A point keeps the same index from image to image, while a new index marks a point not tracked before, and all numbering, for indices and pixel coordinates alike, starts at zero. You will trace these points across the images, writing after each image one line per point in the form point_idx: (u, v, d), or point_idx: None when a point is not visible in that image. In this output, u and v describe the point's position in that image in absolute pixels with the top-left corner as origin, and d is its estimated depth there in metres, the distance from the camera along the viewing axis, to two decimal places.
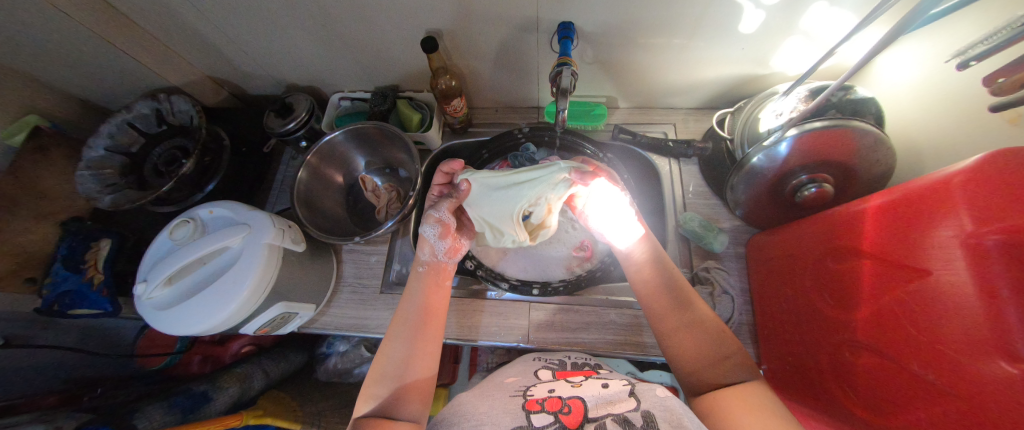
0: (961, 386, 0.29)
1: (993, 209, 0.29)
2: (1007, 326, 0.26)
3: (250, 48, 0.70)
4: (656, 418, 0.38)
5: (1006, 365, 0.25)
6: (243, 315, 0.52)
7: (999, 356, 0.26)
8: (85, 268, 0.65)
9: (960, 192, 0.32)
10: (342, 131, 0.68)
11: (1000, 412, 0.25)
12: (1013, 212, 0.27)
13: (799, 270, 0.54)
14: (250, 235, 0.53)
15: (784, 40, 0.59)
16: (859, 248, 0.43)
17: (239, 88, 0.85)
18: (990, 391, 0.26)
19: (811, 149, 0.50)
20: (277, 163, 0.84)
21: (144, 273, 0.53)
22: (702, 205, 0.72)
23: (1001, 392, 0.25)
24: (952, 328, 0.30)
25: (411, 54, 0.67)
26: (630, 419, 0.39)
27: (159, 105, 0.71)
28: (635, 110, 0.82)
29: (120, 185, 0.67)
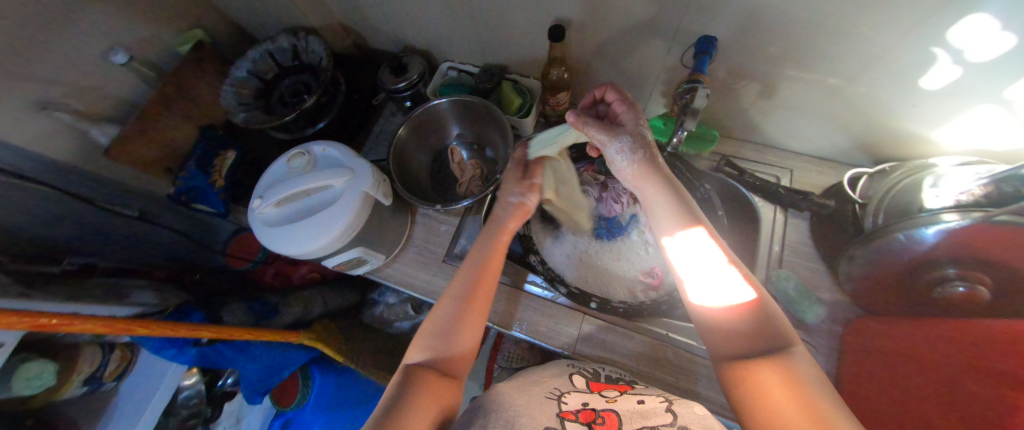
0: None
1: None
2: None
3: (383, 3, 0.73)
4: None
5: None
6: (329, 250, 0.56)
7: None
8: (211, 171, 0.75)
9: None
10: (449, 100, 0.70)
11: None
12: None
13: (915, 377, 0.45)
14: (351, 180, 0.58)
15: (970, 107, 0.47)
16: (1009, 375, 0.35)
17: (361, 40, 0.91)
18: None
19: (971, 243, 0.41)
20: (378, 114, 0.89)
21: (259, 191, 0.59)
22: (803, 267, 0.64)
23: None
24: None
25: (531, 38, 0.66)
26: None
27: (297, 42, 0.78)
28: (746, 145, 0.74)
29: (252, 106, 0.75)
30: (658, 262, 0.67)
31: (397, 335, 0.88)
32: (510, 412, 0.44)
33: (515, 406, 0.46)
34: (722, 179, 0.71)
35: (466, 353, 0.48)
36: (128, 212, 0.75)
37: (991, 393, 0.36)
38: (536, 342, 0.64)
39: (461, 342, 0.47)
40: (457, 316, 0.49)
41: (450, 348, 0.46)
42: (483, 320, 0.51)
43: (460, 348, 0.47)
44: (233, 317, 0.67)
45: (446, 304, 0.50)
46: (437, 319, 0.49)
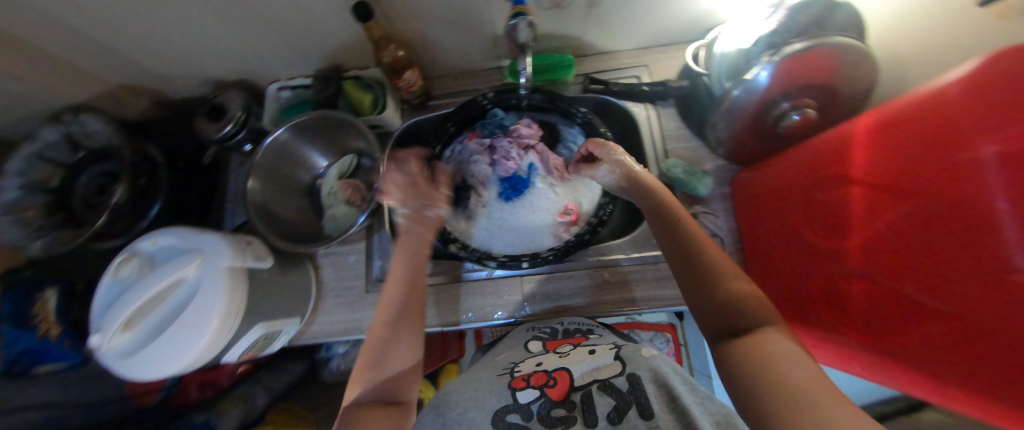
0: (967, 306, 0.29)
1: (991, 119, 0.27)
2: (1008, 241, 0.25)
3: (150, 41, 0.59)
4: (643, 380, 0.42)
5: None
6: (220, 345, 0.48)
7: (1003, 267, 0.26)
8: (35, 323, 0.59)
9: (970, 97, 0.30)
10: (285, 128, 0.60)
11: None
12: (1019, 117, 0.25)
13: (785, 205, 0.53)
14: (204, 262, 0.48)
15: None
16: (848, 174, 0.42)
17: (161, 95, 0.74)
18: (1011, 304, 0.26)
19: (793, 74, 0.46)
20: (225, 171, 0.77)
21: (96, 324, 0.48)
22: (684, 149, 0.69)
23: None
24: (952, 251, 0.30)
25: (343, 24, 0.58)
26: (615, 384, 0.42)
27: (67, 128, 0.62)
28: (605, 56, 0.75)
29: (50, 226, 0.59)
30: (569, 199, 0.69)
31: None
32: (460, 408, 0.44)
33: (465, 398, 0.45)
34: (594, 97, 0.72)
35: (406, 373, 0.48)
36: None
37: (840, 195, 0.43)
38: (489, 323, 0.63)
39: (397, 360, 0.48)
40: (388, 339, 0.49)
41: (387, 370, 0.47)
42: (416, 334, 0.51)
43: (398, 367, 0.47)
44: None
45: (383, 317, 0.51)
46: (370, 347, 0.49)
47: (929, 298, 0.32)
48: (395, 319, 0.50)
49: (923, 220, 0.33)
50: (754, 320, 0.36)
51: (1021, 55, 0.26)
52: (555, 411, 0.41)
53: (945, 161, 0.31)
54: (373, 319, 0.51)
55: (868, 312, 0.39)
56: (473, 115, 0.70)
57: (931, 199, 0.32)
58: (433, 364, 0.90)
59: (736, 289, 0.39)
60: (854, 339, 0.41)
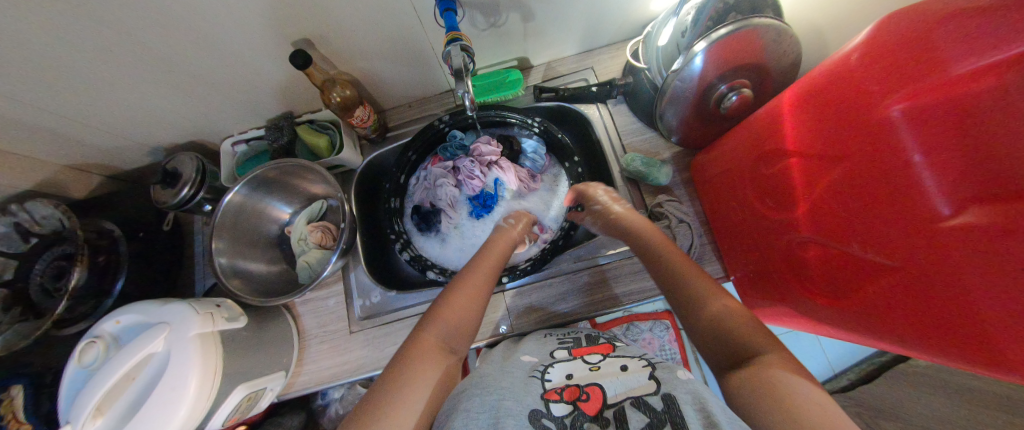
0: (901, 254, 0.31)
1: (891, 83, 0.31)
2: (927, 186, 0.29)
3: (88, 116, 0.58)
4: (679, 400, 0.37)
5: (959, 217, 0.27)
6: (198, 417, 0.46)
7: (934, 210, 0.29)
8: (3, 422, 0.54)
9: (864, 65, 0.33)
10: (241, 185, 0.60)
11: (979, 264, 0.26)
12: (920, 77, 0.28)
13: (738, 183, 0.55)
14: (173, 333, 0.47)
15: None
16: (784, 147, 0.44)
17: (110, 167, 0.73)
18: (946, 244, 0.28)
19: (722, 58, 0.49)
20: (191, 235, 0.76)
21: (66, 415, 0.46)
22: (640, 142, 0.71)
23: (966, 244, 0.27)
24: (880, 207, 0.33)
25: (286, 72, 0.59)
26: (648, 402, 0.38)
27: (16, 218, 0.60)
28: (551, 64, 0.76)
29: (7, 321, 0.56)
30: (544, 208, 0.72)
31: None
32: (495, 395, 0.41)
33: (502, 388, 0.42)
34: (547, 105, 0.74)
35: (462, 339, 0.48)
36: None
37: (781, 167, 0.45)
38: (479, 344, 0.62)
39: (457, 333, 0.47)
40: (450, 308, 0.49)
41: (446, 333, 0.46)
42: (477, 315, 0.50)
43: (455, 335, 0.47)
44: None
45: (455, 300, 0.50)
46: (435, 311, 0.48)
47: (878, 255, 0.34)
48: (456, 302, 0.49)
49: (856, 179, 0.35)
50: (752, 348, 0.36)
51: (906, 22, 0.30)
52: (588, 426, 0.38)
53: (865, 122, 0.33)
54: (473, 288, 0.51)
55: (823, 275, 0.41)
56: (434, 139, 0.71)
57: (860, 158, 0.34)
58: None
59: (738, 320, 0.39)
60: (818, 302, 0.42)
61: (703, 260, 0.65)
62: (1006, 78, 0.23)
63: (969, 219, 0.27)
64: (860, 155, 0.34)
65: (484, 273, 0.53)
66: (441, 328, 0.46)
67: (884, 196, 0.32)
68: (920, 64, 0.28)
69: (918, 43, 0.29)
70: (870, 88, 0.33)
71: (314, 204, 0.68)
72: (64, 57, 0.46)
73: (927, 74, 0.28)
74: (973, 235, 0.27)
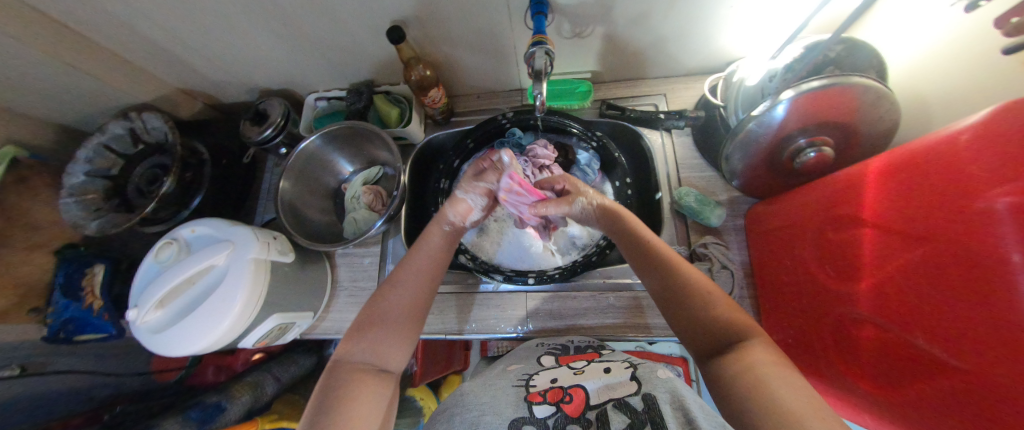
0: (970, 361, 0.28)
1: (995, 170, 0.27)
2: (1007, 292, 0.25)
3: (209, 51, 0.66)
4: (658, 400, 0.41)
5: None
6: (239, 331, 0.51)
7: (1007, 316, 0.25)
8: (84, 294, 0.67)
9: (973, 147, 0.30)
10: (317, 136, 0.65)
11: None
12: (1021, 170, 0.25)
13: (798, 241, 0.52)
14: (233, 252, 0.52)
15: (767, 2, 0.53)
16: (860, 216, 0.41)
17: (213, 98, 0.83)
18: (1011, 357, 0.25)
19: (809, 110, 0.46)
20: (261, 170, 0.84)
21: (134, 299, 0.52)
22: (698, 178, 0.69)
23: None
24: (956, 303, 0.29)
25: (380, 45, 0.64)
26: (631, 403, 0.41)
27: (132, 124, 0.69)
28: (623, 83, 0.77)
29: (106, 209, 0.66)
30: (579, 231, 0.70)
31: None
32: (475, 412, 0.44)
33: (483, 403, 0.46)
34: (611, 122, 0.74)
35: (401, 351, 0.45)
36: (6, 373, 0.60)
37: (852, 236, 0.42)
38: (493, 336, 0.64)
39: (392, 347, 0.44)
40: (384, 319, 0.45)
41: (379, 349, 0.43)
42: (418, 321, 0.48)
43: (392, 350, 0.44)
44: None
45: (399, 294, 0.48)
46: (365, 324, 0.45)
47: (943, 353, 0.30)
48: (397, 296, 0.48)
49: (933, 266, 0.32)
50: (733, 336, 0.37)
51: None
52: (571, 427, 0.40)
53: (952, 208, 0.30)
54: (409, 297, 0.48)
55: (879, 362, 0.37)
56: (493, 132, 0.73)
57: (940, 244, 0.31)
58: (436, 371, 0.91)
59: (722, 313, 0.39)
60: (866, 389, 0.39)
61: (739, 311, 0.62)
62: None
63: None
64: (941, 242, 0.31)
65: (426, 275, 0.51)
66: (378, 340, 0.44)
67: (949, 280, 0.30)
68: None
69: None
70: (963, 174, 0.30)
71: (373, 168, 0.73)
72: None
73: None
74: None
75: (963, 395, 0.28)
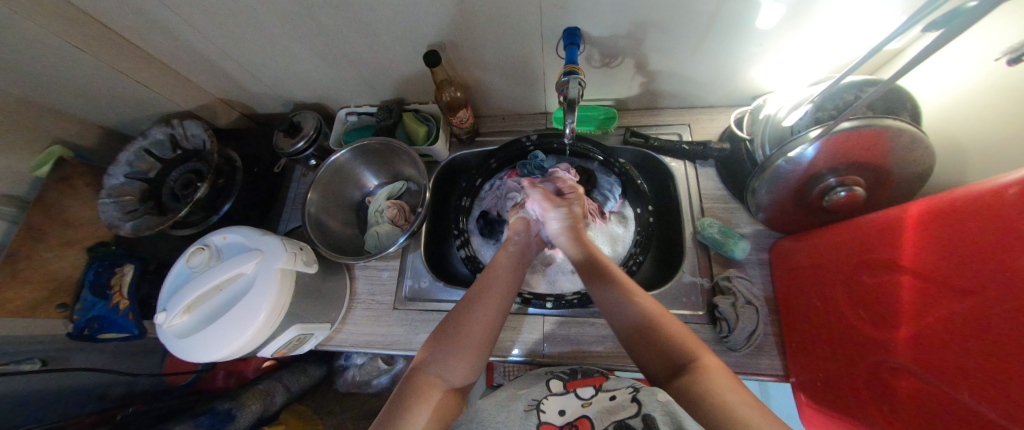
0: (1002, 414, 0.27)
1: None
2: None
3: (252, 66, 0.70)
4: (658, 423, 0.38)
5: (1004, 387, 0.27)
6: (259, 340, 0.51)
7: None
8: (110, 293, 0.68)
9: (1010, 200, 0.30)
10: (348, 150, 0.68)
11: None
12: None
13: (828, 281, 0.50)
14: (262, 261, 0.53)
15: (797, 41, 0.54)
16: (898, 262, 0.40)
17: (248, 108, 0.87)
18: None
19: (839, 151, 0.47)
20: (289, 180, 0.86)
21: (162, 304, 0.53)
22: (722, 209, 0.69)
23: None
24: (991, 353, 0.29)
25: (416, 66, 0.67)
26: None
27: (173, 130, 0.73)
28: (646, 111, 0.78)
29: (142, 211, 0.68)
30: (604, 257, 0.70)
31: (378, 393, 0.87)
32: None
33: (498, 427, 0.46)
34: (634, 149, 0.75)
35: (470, 371, 0.47)
36: (28, 367, 0.61)
37: (889, 281, 0.41)
38: (507, 359, 0.63)
39: (461, 365, 0.47)
40: (460, 340, 0.48)
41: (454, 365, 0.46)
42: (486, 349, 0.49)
43: (459, 366, 0.46)
44: None
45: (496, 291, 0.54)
46: (442, 340, 0.48)
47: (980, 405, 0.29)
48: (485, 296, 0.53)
49: (977, 320, 0.31)
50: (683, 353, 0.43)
51: None
52: None
53: (1000, 263, 0.29)
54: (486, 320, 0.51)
55: (910, 409, 0.36)
56: (516, 153, 0.75)
57: (984, 298, 0.31)
58: None
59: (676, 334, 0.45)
60: None
61: (762, 348, 0.60)
62: None
63: None
64: (984, 295, 0.31)
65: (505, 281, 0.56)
66: (452, 357, 0.47)
67: (992, 323, 0.29)
68: None
69: None
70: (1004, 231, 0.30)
71: (397, 182, 0.75)
72: (261, 19, 0.57)
73: None
74: None
75: None
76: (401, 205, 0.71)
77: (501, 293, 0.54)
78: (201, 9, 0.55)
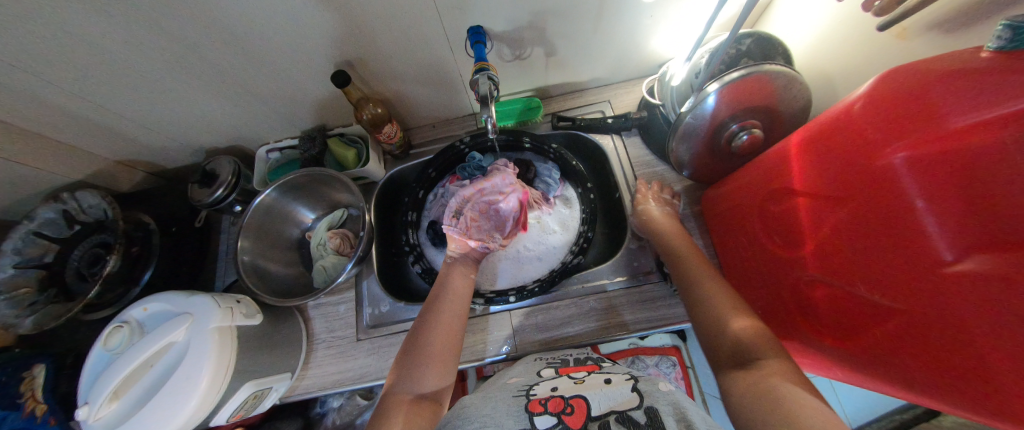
0: (914, 300, 0.31)
1: (892, 130, 0.32)
2: (930, 234, 0.29)
3: (146, 120, 0.64)
4: (660, 413, 0.40)
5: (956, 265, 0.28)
6: (207, 411, 0.47)
7: (936, 254, 0.29)
8: (23, 401, 0.58)
9: (865, 115, 0.35)
10: (273, 187, 0.64)
11: (982, 308, 0.26)
12: (922, 127, 0.29)
13: (747, 217, 0.55)
14: (193, 324, 0.49)
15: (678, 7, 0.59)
16: (790, 187, 0.45)
17: (154, 165, 0.79)
18: (955, 290, 0.28)
19: (733, 99, 0.51)
20: (217, 232, 0.80)
21: (83, 398, 0.48)
22: (652, 173, 0.73)
23: (973, 289, 0.27)
24: (881, 249, 0.33)
25: (329, 90, 0.64)
26: (633, 416, 0.40)
27: (65, 205, 0.65)
28: (569, 95, 0.81)
29: (42, 301, 0.61)
30: (556, 240, 0.72)
31: None
32: (477, 423, 0.41)
33: (486, 417, 0.43)
34: (564, 133, 0.77)
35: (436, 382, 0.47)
36: None
37: (789, 208, 0.46)
38: (484, 361, 0.63)
39: (429, 375, 0.47)
40: (425, 353, 0.49)
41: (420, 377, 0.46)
42: (448, 359, 0.50)
43: (427, 376, 0.47)
44: None
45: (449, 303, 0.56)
46: (409, 353, 0.49)
47: (881, 297, 0.34)
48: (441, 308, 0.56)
49: (858, 221, 0.36)
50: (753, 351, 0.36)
51: (912, 75, 0.31)
52: None
53: (868, 170, 0.34)
54: (443, 330, 0.52)
55: (831, 316, 0.40)
56: (453, 160, 0.75)
57: (859, 202, 0.36)
58: None
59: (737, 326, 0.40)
60: (826, 342, 0.42)
61: None
62: (993, 136, 0.25)
63: (977, 262, 0.26)
64: (857, 200, 0.36)
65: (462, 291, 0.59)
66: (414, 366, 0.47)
67: (872, 223, 0.34)
68: (924, 117, 0.29)
69: (918, 96, 0.30)
70: (857, 143, 0.36)
71: (336, 211, 0.72)
72: (140, 68, 0.53)
73: (930, 125, 0.29)
74: (984, 281, 0.26)
75: (905, 329, 0.32)
76: (344, 231, 0.69)
77: (455, 306, 0.56)
78: (62, 66, 0.50)
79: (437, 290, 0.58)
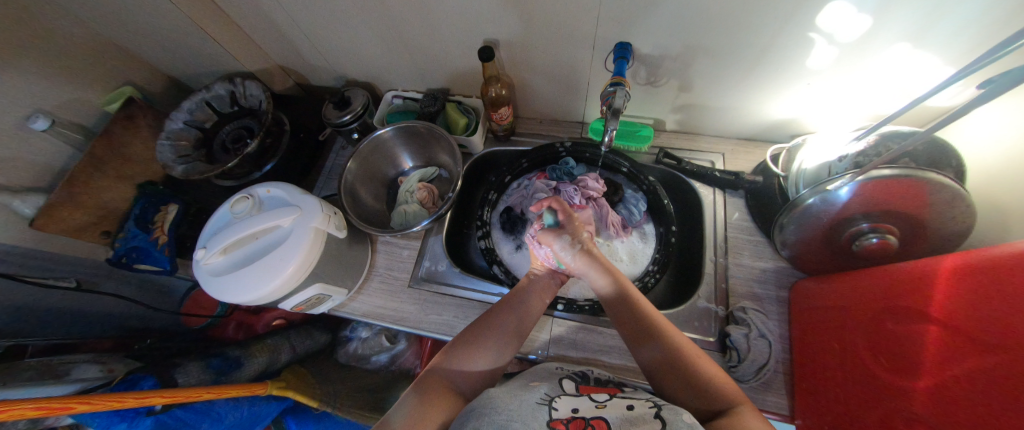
0: None
1: None
2: None
3: (317, 41, 0.75)
4: None
5: None
6: (283, 292, 0.54)
7: None
8: (152, 228, 0.72)
9: None
10: (393, 128, 0.71)
11: None
12: None
13: (850, 325, 0.50)
14: (300, 217, 0.56)
15: (841, 86, 0.55)
16: (926, 311, 0.39)
17: (303, 78, 0.92)
18: None
19: (876, 197, 0.46)
20: (328, 150, 0.90)
21: (203, 243, 0.57)
22: (745, 240, 0.69)
23: None
24: (1012, 413, 0.27)
25: (468, 61, 0.70)
26: None
27: (234, 88, 0.78)
28: (681, 135, 0.79)
29: (194, 157, 0.73)
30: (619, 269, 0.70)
31: (375, 369, 0.88)
32: (502, 418, 0.40)
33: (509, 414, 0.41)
34: (665, 170, 0.77)
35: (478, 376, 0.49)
36: (65, 284, 0.66)
37: (917, 333, 0.40)
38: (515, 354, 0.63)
39: (479, 361, 0.49)
40: (477, 340, 0.51)
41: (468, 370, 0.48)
42: (499, 357, 0.51)
43: (473, 369, 0.49)
44: (188, 378, 0.58)
45: (517, 306, 0.56)
46: (467, 337, 0.51)
47: None
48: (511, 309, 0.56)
49: (1003, 374, 0.29)
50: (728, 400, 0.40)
51: None
52: None
53: None
54: (505, 330, 0.53)
55: None
56: (547, 158, 0.77)
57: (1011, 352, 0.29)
58: None
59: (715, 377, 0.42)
60: None
61: (769, 384, 0.59)
62: None
63: None
64: (1010, 351, 0.29)
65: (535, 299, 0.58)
66: (464, 352, 0.49)
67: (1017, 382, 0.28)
68: None
69: None
70: None
71: (430, 168, 0.78)
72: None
73: None
74: None
75: None
76: (431, 188, 0.74)
77: (521, 313, 0.56)
78: None
79: (513, 301, 0.57)
